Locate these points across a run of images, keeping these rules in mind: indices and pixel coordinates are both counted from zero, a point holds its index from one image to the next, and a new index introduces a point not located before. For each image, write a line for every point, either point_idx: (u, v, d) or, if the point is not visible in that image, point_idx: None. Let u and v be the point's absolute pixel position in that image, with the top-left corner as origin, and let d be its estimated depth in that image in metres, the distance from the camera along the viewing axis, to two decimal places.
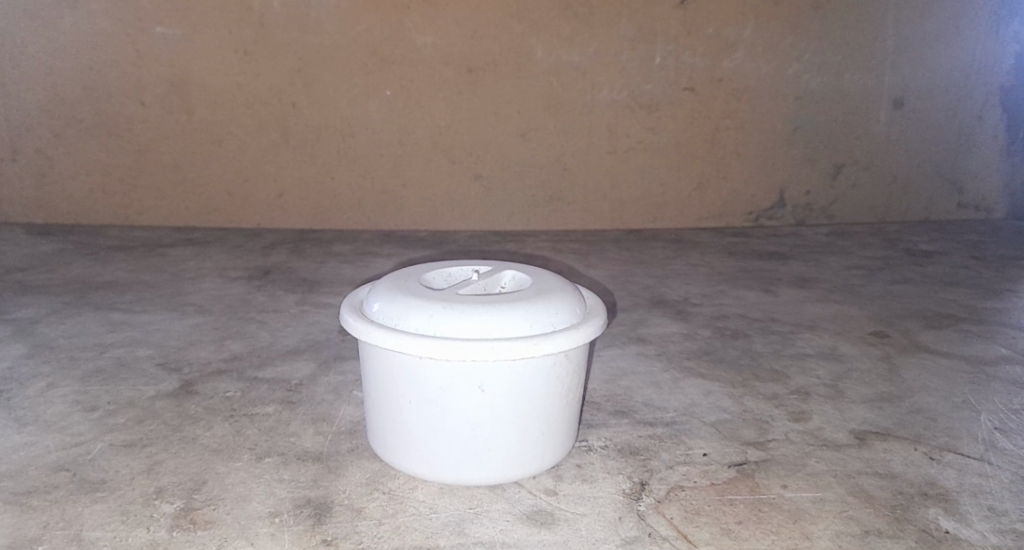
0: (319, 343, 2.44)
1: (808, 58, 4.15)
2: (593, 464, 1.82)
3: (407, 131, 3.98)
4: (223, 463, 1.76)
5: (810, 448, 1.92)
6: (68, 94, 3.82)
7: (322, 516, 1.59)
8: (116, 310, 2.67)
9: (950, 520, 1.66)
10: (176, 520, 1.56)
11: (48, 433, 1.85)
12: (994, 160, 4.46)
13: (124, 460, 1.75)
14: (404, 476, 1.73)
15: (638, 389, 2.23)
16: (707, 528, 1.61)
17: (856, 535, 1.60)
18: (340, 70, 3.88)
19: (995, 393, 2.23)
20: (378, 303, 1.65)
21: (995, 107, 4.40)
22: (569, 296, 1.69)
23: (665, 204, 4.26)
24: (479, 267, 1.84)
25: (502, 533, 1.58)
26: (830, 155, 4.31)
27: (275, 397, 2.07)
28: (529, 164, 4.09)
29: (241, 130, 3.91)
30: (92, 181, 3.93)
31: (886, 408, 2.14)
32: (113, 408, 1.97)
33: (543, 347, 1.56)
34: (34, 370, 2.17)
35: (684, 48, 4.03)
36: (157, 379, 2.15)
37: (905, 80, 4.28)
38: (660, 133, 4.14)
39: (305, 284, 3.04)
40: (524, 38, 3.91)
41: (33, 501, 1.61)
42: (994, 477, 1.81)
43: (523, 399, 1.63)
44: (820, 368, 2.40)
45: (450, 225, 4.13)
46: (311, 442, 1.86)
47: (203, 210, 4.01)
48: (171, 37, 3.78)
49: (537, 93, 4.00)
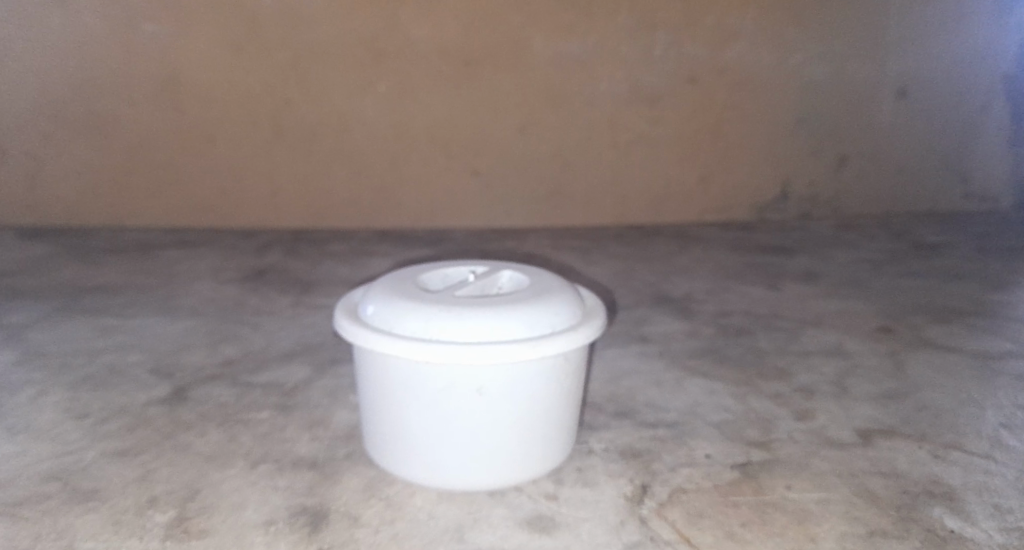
0: (315, 345, 2.41)
1: (810, 49, 4.10)
2: (594, 467, 1.79)
3: (404, 126, 3.94)
4: (218, 470, 1.73)
5: (814, 448, 1.89)
6: (59, 95, 3.78)
7: (318, 524, 1.57)
8: (110, 315, 2.64)
9: (956, 519, 1.62)
10: (170, 529, 1.54)
11: (41, 442, 1.82)
12: (1000, 150, 4.42)
13: (118, 468, 1.73)
14: (402, 482, 1.70)
15: (639, 390, 2.20)
16: (709, 531, 1.58)
17: (862, 536, 1.57)
18: (335, 65, 3.84)
19: (1001, 389, 2.20)
20: (373, 306, 1.62)
21: (1000, 97, 4.34)
22: (568, 296, 1.65)
23: (666, 197, 4.22)
24: (475, 268, 1.81)
25: (502, 539, 1.55)
26: (833, 147, 4.26)
27: (270, 402, 2.04)
28: (528, 159, 4.05)
29: (236, 128, 3.88)
30: (88, 182, 3.90)
31: (891, 405, 2.11)
32: (106, 415, 1.95)
33: (542, 350, 1.53)
34: (26, 377, 2.15)
35: (684, 39, 3.98)
36: (150, 385, 2.12)
37: (909, 70, 4.22)
38: (660, 125, 4.10)
39: (302, 285, 3.01)
40: (521, 30, 3.87)
41: (24, 511, 1.58)
42: (1001, 475, 1.77)
43: (521, 403, 1.60)
44: (824, 365, 2.37)
45: (449, 221, 4.09)
46: (307, 448, 1.83)
47: (200, 209, 3.98)
48: (162, 34, 3.73)
49: (535, 87, 3.95)
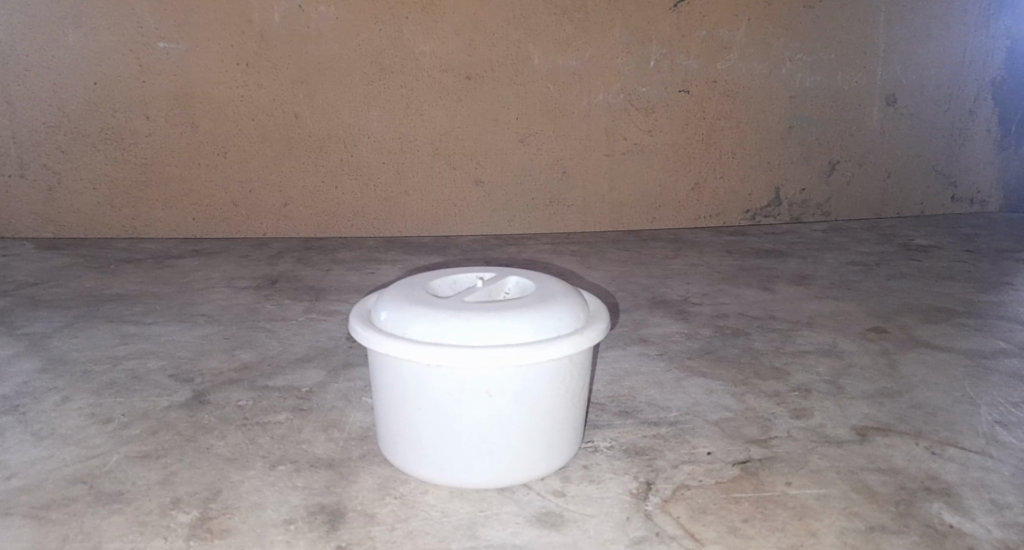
0: (327, 350, 2.48)
1: (801, 58, 4.20)
2: (599, 465, 1.86)
3: (408, 138, 4.01)
4: (238, 472, 1.79)
5: (812, 445, 1.96)
6: (74, 110, 3.86)
7: (335, 522, 1.63)
8: (128, 322, 2.71)
9: (954, 515, 1.69)
10: (193, 529, 1.59)
11: (66, 446, 1.89)
12: (987, 153, 4.54)
13: (141, 471, 1.79)
14: (415, 481, 1.77)
15: (641, 390, 2.27)
16: (713, 527, 1.65)
17: (861, 530, 1.63)
18: (340, 80, 3.91)
19: (994, 387, 2.27)
20: (386, 311, 1.68)
21: (987, 102, 4.47)
22: (573, 301, 1.72)
23: (664, 204, 4.28)
24: (483, 274, 1.88)
25: (512, 535, 1.61)
26: (825, 153, 4.35)
27: (286, 405, 2.10)
28: (530, 168, 4.12)
29: (245, 141, 3.95)
30: (100, 195, 3.97)
31: (887, 402, 2.18)
32: (128, 419, 2.01)
33: (548, 353, 1.59)
34: (49, 384, 2.21)
35: (678, 50, 4.07)
36: (170, 390, 2.18)
37: (898, 77, 4.33)
38: (657, 134, 4.17)
39: (313, 292, 3.08)
40: (521, 45, 3.95)
41: (52, 514, 1.64)
42: (995, 471, 1.85)
43: (527, 403, 1.66)
44: (819, 365, 2.44)
45: (453, 229, 4.15)
46: (323, 449, 1.90)
47: (208, 220, 4.03)
48: (175, 51, 3.82)
49: (536, 99, 4.03)
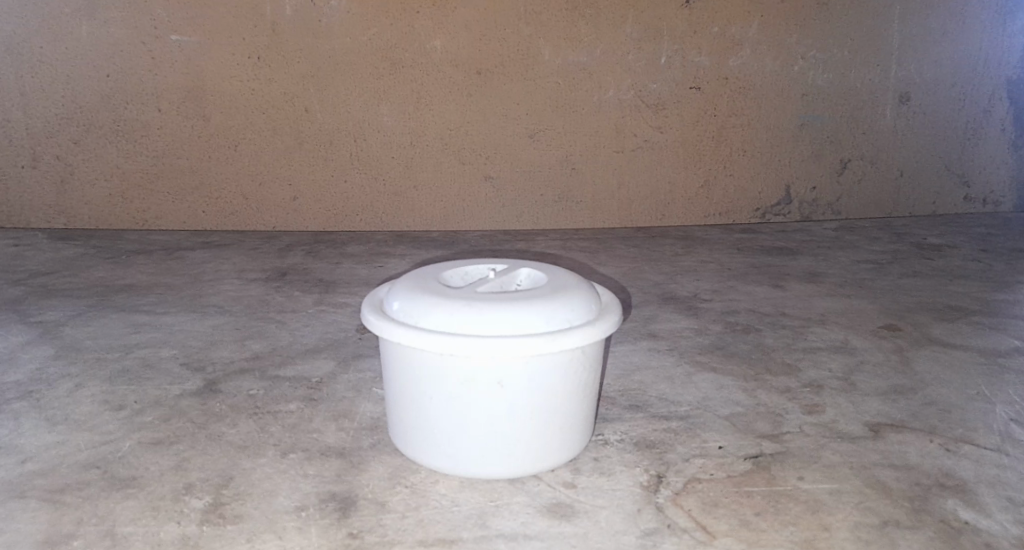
0: (337, 341, 2.48)
1: (813, 56, 4.18)
2: (610, 457, 1.86)
3: (418, 132, 4.01)
4: (250, 459, 1.79)
5: (824, 441, 1.95)
6: (87, 101, 3.87)
7: (347, 510, 1.63)
8: (140, 312, 2.72)
9: (970, 512, 1.68)
10: (206, 515, 1.59)
11: (80, 432, 1.89)
12: (1001, 153, 4.51)
13: (154, 457, 1.79)
14: (426, 471, 1.77)
15: (651, 384, 2.26)
16: (725, 519, 1.64)
17: (876, 525, 1.62)
18: (351, 75, 3.92)
19: (1009, 385, 2.26)
20: (398, 301, 1.68)
21: (1002, 101, 4.45)
22: (586, 293, 1.71)
23: (674, 201, 4.27)
24: (495, 265, 1.88)
25: (523, 524, 1.61)
26: (836, 151, 4.34)
27: (297, 394, 2.11)
28: (540, 164, 4.12)
29: (255, 134, 3.95)
30: (113, 186, 3.98)
31: (900, 399, 2.17)
32: (141, 407, 2.02)
33: (561, 344, 1.59)
34: (62, 371, 2.22)
35: (689, 47, 4.06)
36: (182, 378, 2.19)
37: (911, 75, 4.31)
38: (667, 131, 4.16)
39: (322, 285, 3.08)
40: (531, 40, 3.95)
41: (66, 498, 1.64)
42: (1011, 468, 1.83)
43: (538, 392, 1.66)
44: (832, 361, 2.43)
45: (461, 224, 4.15)
46: (334, 438, 1.90)
47: (218, 212, 4.04)
48: (186, 44, 3.83)
49: (547, 94, 4.03)
